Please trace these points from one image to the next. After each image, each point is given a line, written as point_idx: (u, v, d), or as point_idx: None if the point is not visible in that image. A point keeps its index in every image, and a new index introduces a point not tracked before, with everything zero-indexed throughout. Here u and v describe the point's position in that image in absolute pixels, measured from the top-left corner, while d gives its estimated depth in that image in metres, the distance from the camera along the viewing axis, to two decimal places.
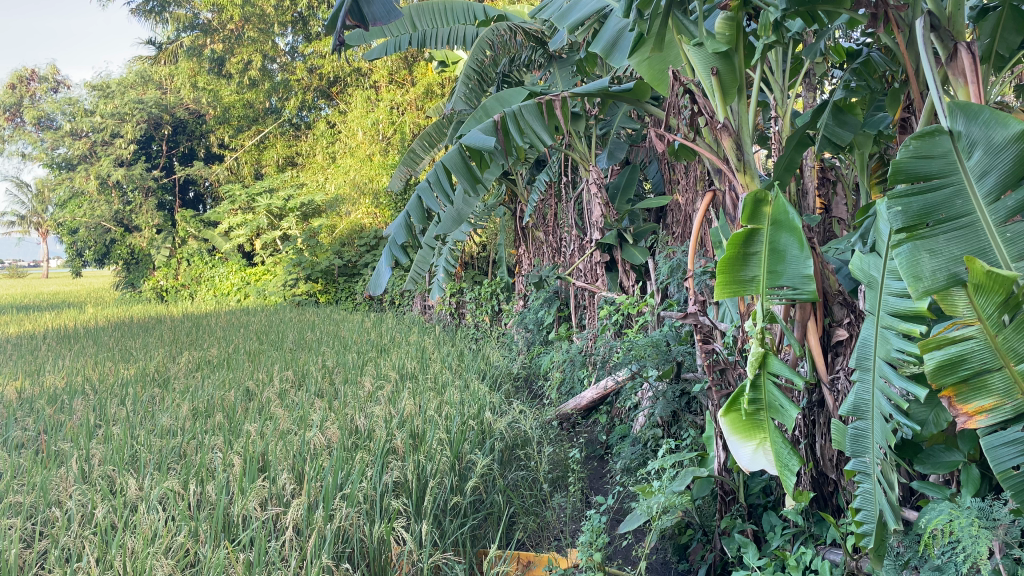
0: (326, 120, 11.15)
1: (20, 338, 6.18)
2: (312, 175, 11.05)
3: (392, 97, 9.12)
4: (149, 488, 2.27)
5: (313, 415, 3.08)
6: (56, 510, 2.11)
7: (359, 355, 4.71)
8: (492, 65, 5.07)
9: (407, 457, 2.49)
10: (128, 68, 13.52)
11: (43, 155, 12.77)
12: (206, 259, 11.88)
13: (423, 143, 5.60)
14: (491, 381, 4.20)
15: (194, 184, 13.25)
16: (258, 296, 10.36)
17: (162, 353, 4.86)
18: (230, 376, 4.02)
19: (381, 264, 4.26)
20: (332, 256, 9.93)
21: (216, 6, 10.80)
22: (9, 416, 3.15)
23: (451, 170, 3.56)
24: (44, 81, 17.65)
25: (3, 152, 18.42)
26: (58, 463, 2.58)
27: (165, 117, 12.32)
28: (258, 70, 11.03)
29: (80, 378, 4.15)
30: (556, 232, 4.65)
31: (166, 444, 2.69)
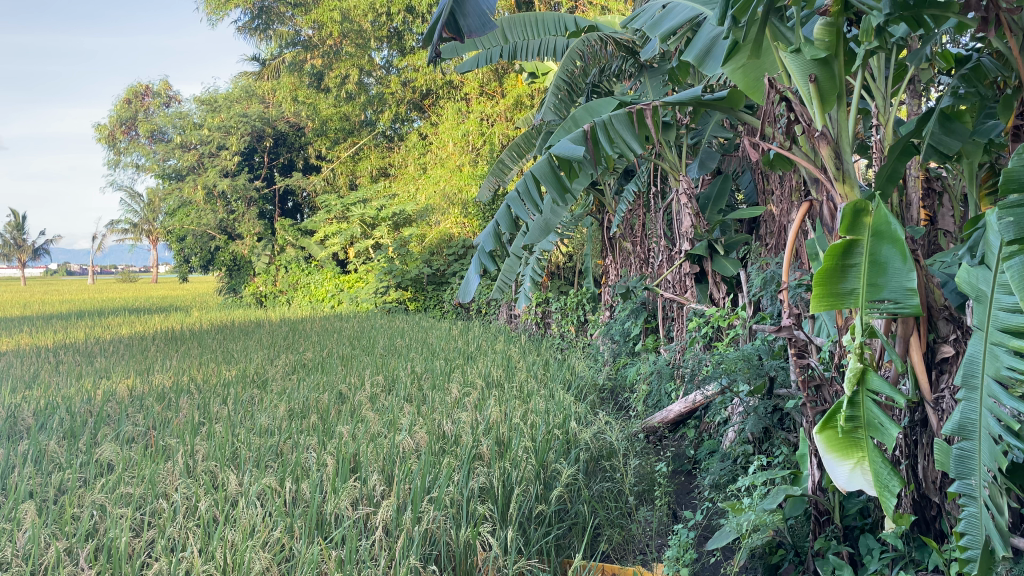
0: (418, 132, 11.41)
1: (134, 338, 6.57)
2: (403, 185, 11.32)
3: (482, 109, 9.27)
4: (249, 484, 2.38)
5: (402, 419, 3.15)
6: (163, 502, 2.22)
7: (447, 362, 4.79)
8: (582, 76, 5.06)
9: (493, 464, 2.52)
10: (234, 84, 14.23)
11: (156, 167, 13.56)
12: (303, 266, 12.32)
13: (511, 154, 5.62)
14: (576, 392, 4.18)
15: (293, 195, 13.79)
16: (351, 303, 10.65)
17: (261, 356, 5.07)
18: (324, 379, 4.16)
19: (470, 272, 4.32)
20: (422, 265, 10.09)
21: (317, 23, 11.24)
22: (123, 411, 3.35)
23: (540, 180, 3.60)
24: (157, 96, 18.70)
25: (119, 165, 19.67)
26: (165, 457, 2.73)
27: (268, 130, 12.89)
28: (354, 84, 11.39)
29: (186, 377, 4.37)
30: (644, 243, 4.62)
31: (264, 443, 2.81)
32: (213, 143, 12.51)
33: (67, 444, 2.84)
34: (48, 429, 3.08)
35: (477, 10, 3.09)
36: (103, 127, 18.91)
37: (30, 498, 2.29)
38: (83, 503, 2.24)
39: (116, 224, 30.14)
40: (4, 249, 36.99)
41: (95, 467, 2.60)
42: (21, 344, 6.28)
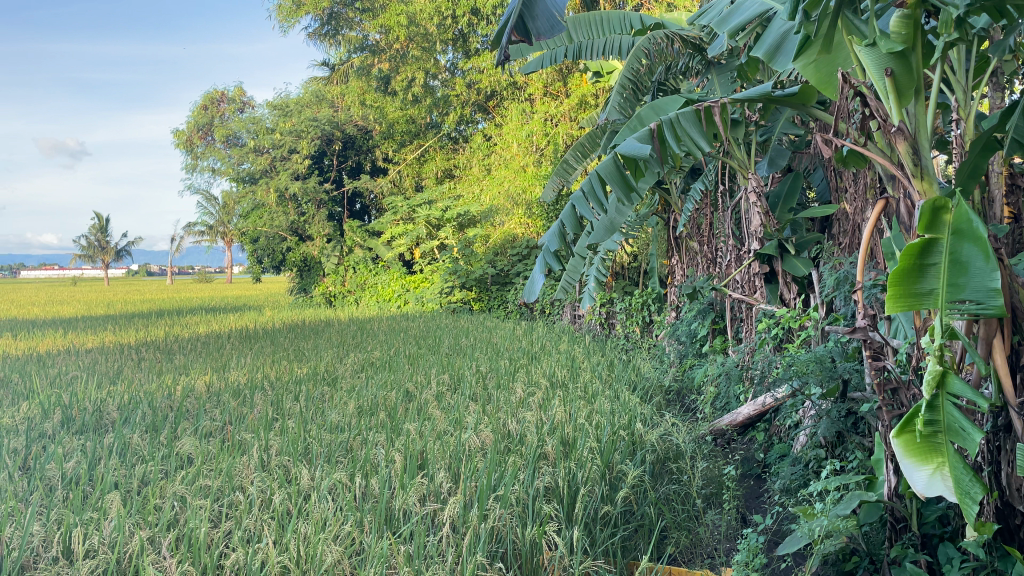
0: (483, 133, 11.48)
1: (210, 336, 6.80)
2: (468, 186, 11.42)
3: (546, 109, 9.28)
4: (319, 478, 2.45)
5: (468, 417, 3.18)
6: (239, 494, 2.30)
7: (511, 362, 4.82)
8: (648, 75, 5.04)
9: (559, 464, 2.53)
10: (304, 89, 14.61)
11: (231, 171, 14.02)
12: (370, 267, 12.56)
13: (575, 153, 5.60)
14: (642, 393, 4.14)
15: (361, 197, 14.08)
16: (417, 303, 10.79)
17: (331, 354, 5.19)
18: (392, 377, 4.23)
19: (534, 272, 4.33)
20: (486, 265, 10.12)
21: (385, 27, 11.44)
22: (201, 406, 3.48)
23: (605, 179, 3.59)
24: (232, 102, 19.32)
25: (197, 170, 20.41)
26: (241, 451, 2.82)
27: (337, 134, 13.16)
28: (420, 87, 11.54)
29: (259, 374, 4.51)
30: (712, 242, 4.56)
31: (335, 439, 2.88)
32: (285, 147, 12.84)
33: (150, 437, 2.97)
34: (132, 423, 3.22)
35: (547, 12, 3.11)
36: (181, 133, 19.63)
37: (116, 489, 2.40)
38: (165, 494, 2.34)
39: (193, 226, 31.32)
40: (89, 251, 38.75)
41: (176, 460, 2.70)
42: (107, 341, 6.58)
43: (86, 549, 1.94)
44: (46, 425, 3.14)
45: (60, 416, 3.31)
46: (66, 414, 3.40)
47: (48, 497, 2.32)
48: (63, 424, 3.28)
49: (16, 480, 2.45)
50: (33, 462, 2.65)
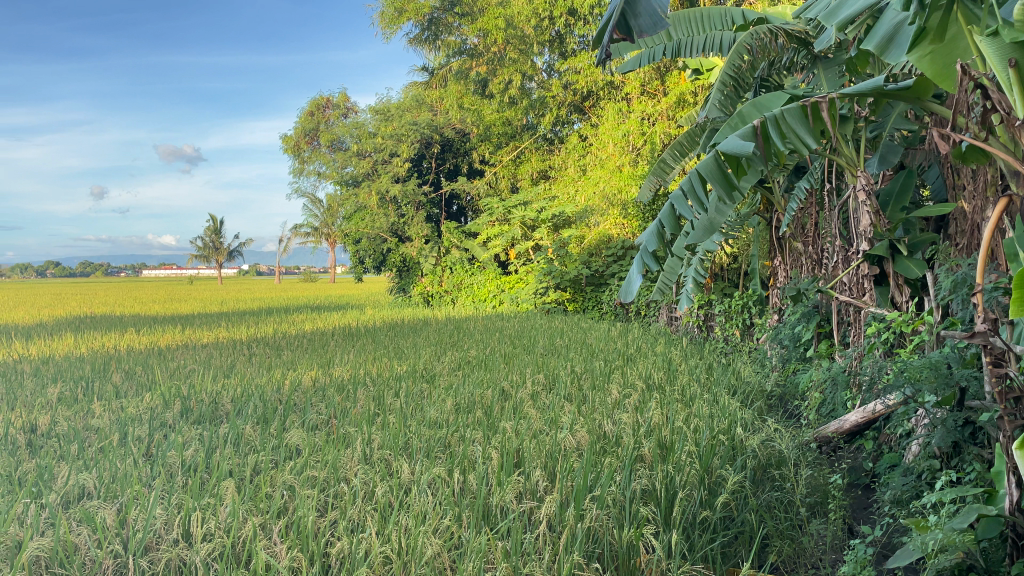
0: (579, 134, 11.47)
1: (315, 333, 7.08)
2: (563, 187, 11.42)
3: (643, 109, 9.20)
4: (419, 473, 2.51)
5: (564, 417, 3.19)
6: (343, 486, 2.39)
7: (606, 363, 4.78)
8: (750, 71, 4.93)
9: (656, 466, 2.52)
10: (405, 94, 15.00)
11: (336, 175, 14.54)
12: (467, 267, 12.74)
13: (672, 153, 5.52)
14: (742, 397, 4.02)
15: (458, 199, 14.34)
16: (512, 303, 10.90)
17: (429, 352, 5.31)
18: (489, 376, 4.29)
19: (631, 272, 4.28)
20: (581, 266, 10.07)
21: (483, 30, 11.60)
22: (307, 400, 3.64)
23: (706, 178, 3.53)
24: (337, 107, 19.99)
25: (303, 174, 21.27)
26: (345, 443, 2.93)
27: (435, 137, 13.42)
28: (517, 89, 11.63)
29: (363, 371, 4.67)
30: (817, 243, 4.41)
31: (433, 435, 2.95)
32: (385, 151, 13.19)
33: (261, 428, 3.12)
34: (244, 415, 3.39)
35: (650, 9, 3.11)
36: (289, 139, 20.53)
37: (230, 476, 2.52)
38: (275, 483, 2.45)
39: (299, 228, 32.63)
40: (204, 251, 40.97)
41: (285, 451, 2.83)
42: (222, 337, 6.96)
43: (204, 533, 2.05)
44: (167, 414, 3.34)
45: (180, 407, 3.52)
46: (185, 404, 3.61)
47: (170, 483, 2.47)
48: (182, 414, 3.49)
49: (141, 465, 2.62)
50: (155, 450, 2.83)
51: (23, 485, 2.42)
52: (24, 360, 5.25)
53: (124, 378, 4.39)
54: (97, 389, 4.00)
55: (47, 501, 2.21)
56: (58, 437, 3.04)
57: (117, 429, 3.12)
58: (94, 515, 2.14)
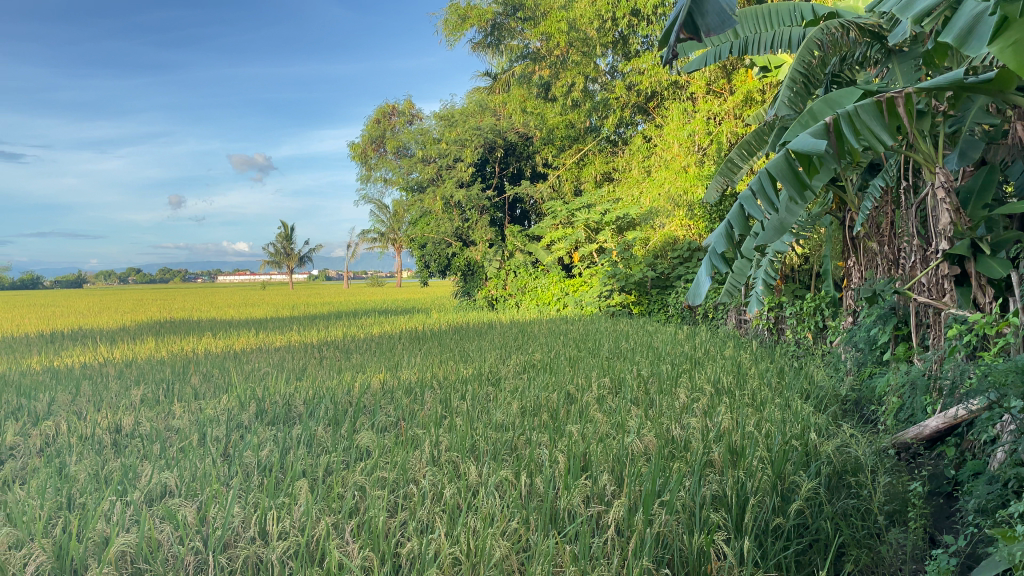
0: (644, 135, 11.38)
1: (383, 337, 7.20)
2: (627, 189, 11.36)
3: (709, 109, 9.08)
4: (486, 475, 2.53)
5: (630, 421, 3.18)
6: (412, 487, 2.42)
7: (674, 367, 4.72)
8: (821, 66, 4.78)
9: (726, 472, 2.48)
10: (468, 100, 15.15)
11: (401, 181, 14.79)
12: (531, 271, 12.76)
13: (740, 152, 5.41)
14: (815, 402, 3.91)
15: (522, 203, 14.41)
16: (576, 306, 10.88)
17: (494, 355, 5.35)
18: (554, 379, 4.29)
19: (700, 274, 4.22)
20: (646, 268, 9.96)
21: (545, 34, 11.61)
22: (377, 402, 3.70)
23: (777, 178, 3.47)
24: (402, 114, 20.33)
25: (370, 181, 21.69)
26: (414, 445, 2.98)
27: (498, 141, 13.51)
28: (580, 91, 11.56)
29: (430, 373, 4.73)
30: (893, 242, 4.27)
31: (500, 437, 2.97)
32: (450, 156, 13.31)
33: (332, 430, 3.19)
34: (316, 416, 3.48)
35: (716, 9, 3.15)
36: (356, 146, 20.96)
37: (304, 477, 2.59)
38: (347, 483, 2.50)
39: (367, 233, 33.37)
40: (276, 257, 42.16)
41: (356, 452, 2.89)
42: (294, 340, 7.14)
43: (279, 531, 2.11)
44: (243, 416, 3.45)
45: (256, 409, 3.63)
46: (260, 406, 3.73)
47: (246, 482, 2.55)
48: (257, 415, 3.60)
49: (220, 465, 2.71)
50: (233, 450, 2.93)
51: (110, 483, 2.54)
52: (110, 362, 5.50)
53: (203, 380, 4.55)
54: (178, 391, 4.16)
55: (132, 498, 2.29)
56: (141, 437, 3.18)
57: (196, 429, 3.23)
58: (176, 512, 2.22)
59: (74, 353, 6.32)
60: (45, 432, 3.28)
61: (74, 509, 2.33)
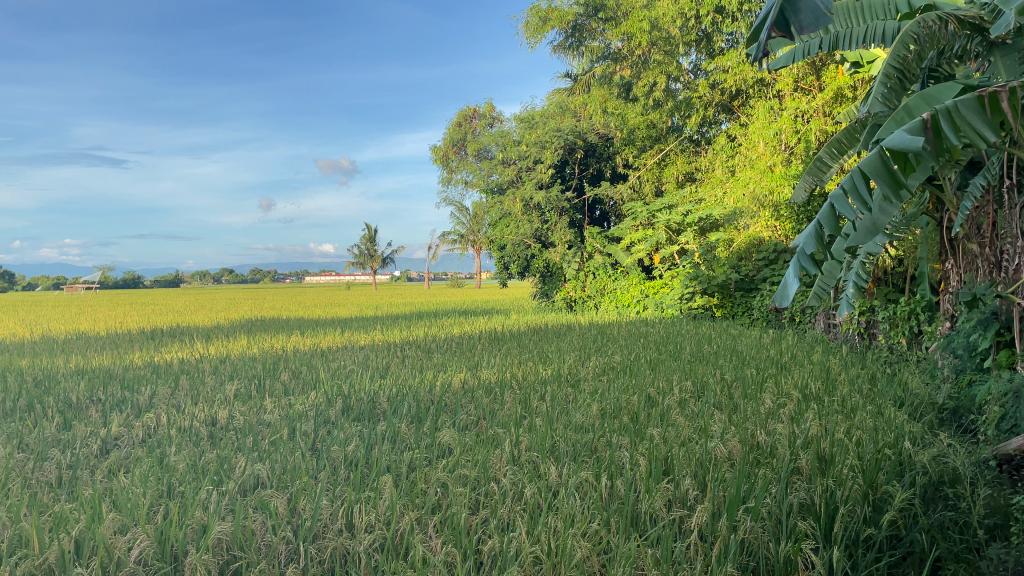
0: (728, 134, 11.16)
1: (463, 337, 7.28)
2: (710, 190, 11.17)
3: (797, 106, 8.84)
4: (567, 476, 2.53)
5: (714, 426, 3.11)
6: (493, 485, 2.45)
7: (758, 371, 4.62)
8: (917, 60, 4.60)
9: (816, 480, 2.42)
10: (548, 103, 15.19)
11: (481, 183, 14.94)
12: (610, 273, 12.66)
13: (829, 150, 5.25)
14: (908, 410, 3.75)
15: (601, 205, 14.35)
16: (657, 308, 10.75)
17: (573, 357, 5.34)
18: (634, 382, 4.25)
19: (787, 275, 4.12)
20: (730, 270, 9.74)
21: (627, 34, 11.50)
22: (458, 402, 3.75)
23: (870, 177, 3.38)
24: (483, 117, 20.54)
25: (451, 183, 22.00)
26: (494, 444, 3.01)
27: (579, 143, 13.48)
28: (662, 91, 11.38)
29: (509, 374, 4.76)
30: (994, 244, 4.09)
31: (580, 439, 2.97)
32: (530, 158, 13.32)
33: (415, 427, 3.26)
34: (399, 414, 3.56)
35: (810, 6, 3.26)
36: (437, 149, 21.30)
37: (388, 472, 2.65)
38: (430, 480, 2.55)
39: (447, 235, 33.94)
40: (360, 259, 43.25)
41: (437, 449, 2.94)
42: (378, 340, 7.29)
43: (365, 524, 2.17)
44: (330, 412, 3.56)
45: (342, 405, 3.74)
46: (346, 402, 3.83)
47: (334, 476, 2.62)
48: (344, 411, 3.70)
49: (308, 458, 2.80)
50: (321, 445, 3.02)
51: (207, 474, 2.65)
52: (205, 359, 5.75)
53: (292, 376, 4.72)
54: (268, 386, 4.31)
55: (228, 489, 2.39)
56: (235, 430, 3.31)
57: (286, 425, 3.35)
58: (269, 502, 2.31)
59: (172, 349, 6.64)
60: (147, 424, 3.45)
61: (173, 497, 2.44)
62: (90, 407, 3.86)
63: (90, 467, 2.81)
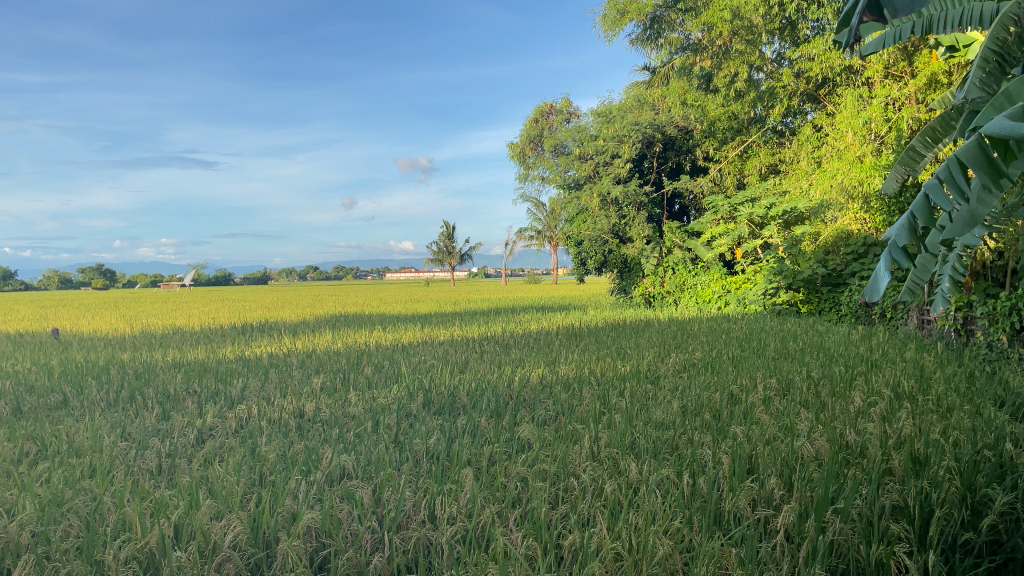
0: (814, 124, 10.83)
1: (541, 333, 7.32)
2: (795, 182, 10.86)
3: (888, 93, 8.51)
4: (648, 473, 2.50)
5: (800, 424, 3.03)
6: (574, 480, 2.44)
7: (847, 369, 4.46)
8: (1019, 44, 4.30)
9: (909, 482, 2.32)
10: (626, 97, 15.08)
11: (559, 178, 14.95)
12: (690, 267, 12.45)
13: (923, 139, 5.02)
14: (1009, 410, 3.55)
15: (680, 199, 14.15)
16: (739, 304, 10.51)
17: (651, 353, 5.29)
18: (716, 379, 4.18)
19: (878, 268, 3.96)
20: (816, 265, 9.43)
21: (707, 24, 11.28)
22: (536, 397, 3.78)
23: (968, 166, 3.22)
24: (560, 113, 20.53)
25: (528, 180, 22.07)
26: (573, 439, 3.01)
27: (657, 137, 13.30)
28: (744, 81, 11.12)
29: (588, 369, 4.76)
30: None
31: (661, 436, 2.94)
32: (608, 152, 13.20)
33: (495, 421, 3.29)
34: (479, 408, 3.61)
35: None
36: (515, 146, 21.41)
37: (469, 465, 2.68)
38: (509, 474, 2.58)
39: (523, 231, 34.21)
40: (439, 256, 43.84)
41: (517, 444, 2.97)
42: (456, 335, 7.38)
43: (447, 516, 2.21)
44: (412, 405, 3.63)
45: (423, 399, 3.81)
46: (428, 397, 3.90)
47: (417, 468, 2.67)
48: (425, 405, 3.77)
49: (392, 450, 2.87)
50: (404, 437, 3.10)
51: (295, 464, 2.75)
52: (293, 353, 5.95)
53: (375, 370, 4.84)
54: (352, 380, 4.44)
55: (316, 479, 2.47)
56: (322, 422, 3.42)
57: (370, 417, 3.43)
58: (355, 493, 2.38)
59: (262, 344, 6.90)
60: (239, 415, 3.60)
61: (265, 486, 2.54)
62: (187, 398, 4.05)
63: (187, 455, 2.94)
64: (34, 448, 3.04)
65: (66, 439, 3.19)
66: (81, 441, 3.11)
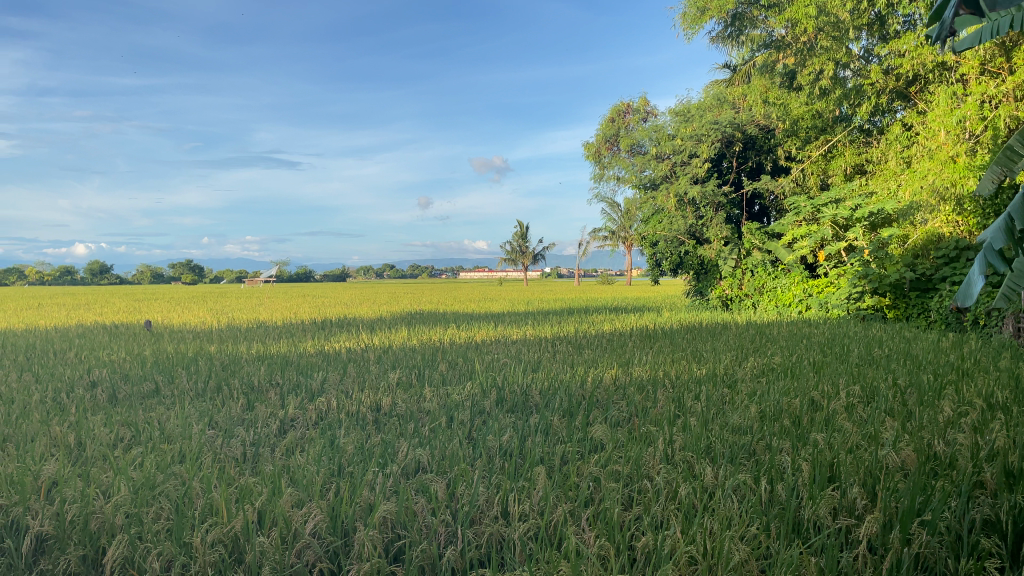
0: (903, 123, 10.42)
1: (616, 334, 7.27)
2: (882, 182, 10.48)
3: (984, 90, 8.12)
4: (724, 478, 2.46)
5: (885, 433, 2.92)
6: (647, 482, 2.43)
7: (935, 377, 4.27)
8: None
9: (1002, 497, 2.21)
10: (704, 95, 14.82)
11: (634, 178, 14.81)
12: (769, 270, 12.14)
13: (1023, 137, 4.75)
14: None
15: (760, 199, 13.83)
16: (820, 308, 10.20)
17: (729, 356, 5.19)
18: (795, 384, 4.07)
19: (971, 273, 3.75)
20: (903, 268, 9.07)
21: (791, 21, 10.96)
22: (609, 397, 3.76)
23: None
24: (636, 112, 20.29)
25: (604, 180, 21.91)
26: (647, 441, 2.98)
27: (737, 136, 13.01)
28: (829, 78, 10.77)
29: (662, 371, 4.71)
30: None
31: (738, 441, 2.89)
32: (685, 152, 12.99)
33: (567, 421, 3.29)
34: (552, 407, 3.62)
35: None
36: (590, 146, 21.31)
37: (541, 463, 2.69)
38: (582, 474, 2.57)
39: (598, 230, 33.96)
40: (514, 255, 44.03)
41: (590, 444, 2.96)
42: (529, 334, 7.39)
43: (519, 513, 2.22)
44: (485, 402, 3.67)
45: (496, 397, 3.84)
46: (501, 395, 3.93)
47: (490, 464, 2.70)
48: (498, 403, 3.79)
49: (466, 446, 2.90)
50: (477, 433, 3.13)
51: (372, 457, 2.81)
52: (370, 349, 6.07)
53: (449, 367, 4.89)
54: (427, 375, 4.52)
55: (392, 471, 2.53)
56: (398, 416, 3.49)
57: (445, 413, 3.49)
58: (429, 487, 2.43)
59: (340, 340, 7.05)
60: (319, 407, 3.71)
61: (343, 476, 2.61)
62: (269, 390, 4.20)
63: (270, 445, 3.05)
64: (128, 434, 3.19)
65: (158, 426, 3.34)
66: (172, 428, 3.25)
